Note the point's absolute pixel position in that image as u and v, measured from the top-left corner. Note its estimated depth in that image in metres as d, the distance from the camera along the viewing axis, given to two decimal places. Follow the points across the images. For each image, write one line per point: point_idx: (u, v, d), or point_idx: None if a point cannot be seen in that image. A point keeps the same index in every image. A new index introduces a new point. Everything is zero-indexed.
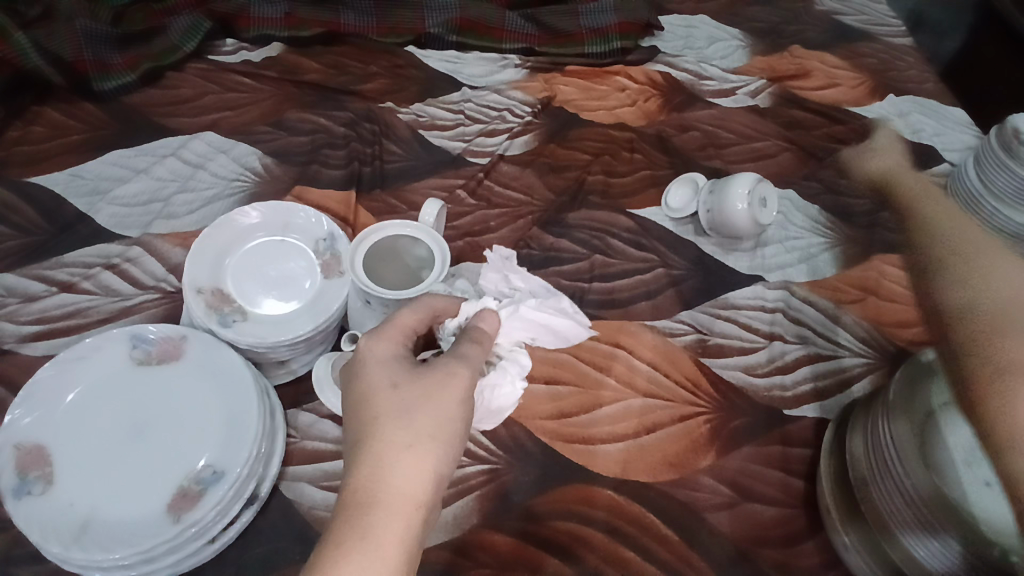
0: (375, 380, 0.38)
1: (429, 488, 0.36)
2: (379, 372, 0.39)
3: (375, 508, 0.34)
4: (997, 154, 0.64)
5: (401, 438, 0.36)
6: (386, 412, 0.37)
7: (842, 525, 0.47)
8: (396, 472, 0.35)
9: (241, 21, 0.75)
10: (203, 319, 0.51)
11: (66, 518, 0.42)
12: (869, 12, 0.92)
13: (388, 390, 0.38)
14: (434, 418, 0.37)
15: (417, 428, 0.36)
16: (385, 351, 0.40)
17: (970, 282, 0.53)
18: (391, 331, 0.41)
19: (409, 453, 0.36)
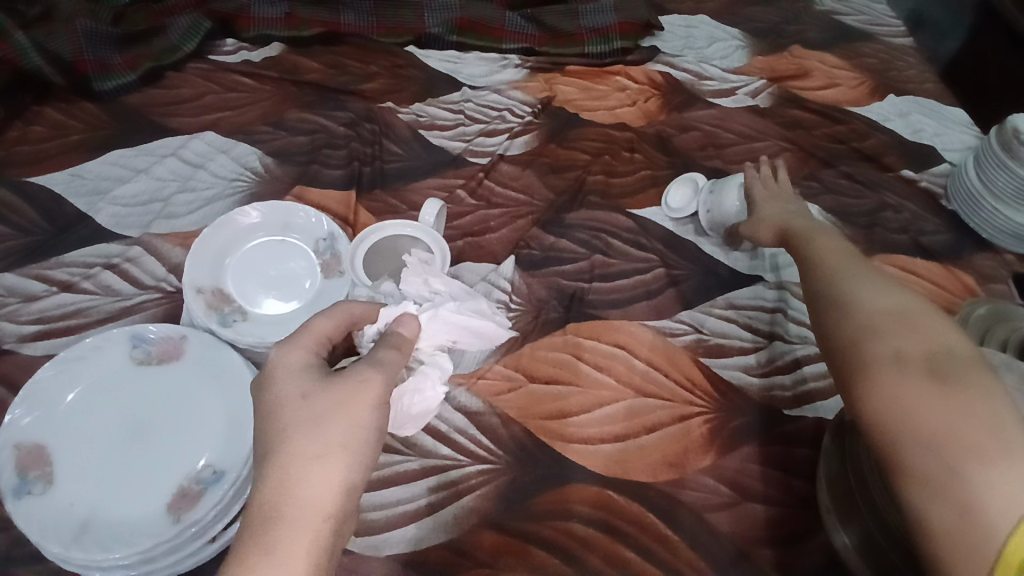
0: (285, 391, 0.38)
1: (338, 500, 0.35)
2: (289, 381, 0.38)
3: (281, 522, 0.33)
4: (997, 153, 0.65)
5: (310, 450, 0.36)
6: (294, 423, 0.36)
7: (841, 524, 0.46)
8: (303, 488, 0.34)
9: (241, 21, 0.75)
10: (203, 319, 0.52)
11: (66, 518, 0.42)
12: (869, 12, 0.92)
13: (297, 399, 0.37)
14: (341, 429, 0.36)
15: (324, 438, 0.36)
16: (295, 359, 0.39)
17: (818, 274, 0.50)
18: (302, 339, 0.40)
19: (316, 466, 0.35)
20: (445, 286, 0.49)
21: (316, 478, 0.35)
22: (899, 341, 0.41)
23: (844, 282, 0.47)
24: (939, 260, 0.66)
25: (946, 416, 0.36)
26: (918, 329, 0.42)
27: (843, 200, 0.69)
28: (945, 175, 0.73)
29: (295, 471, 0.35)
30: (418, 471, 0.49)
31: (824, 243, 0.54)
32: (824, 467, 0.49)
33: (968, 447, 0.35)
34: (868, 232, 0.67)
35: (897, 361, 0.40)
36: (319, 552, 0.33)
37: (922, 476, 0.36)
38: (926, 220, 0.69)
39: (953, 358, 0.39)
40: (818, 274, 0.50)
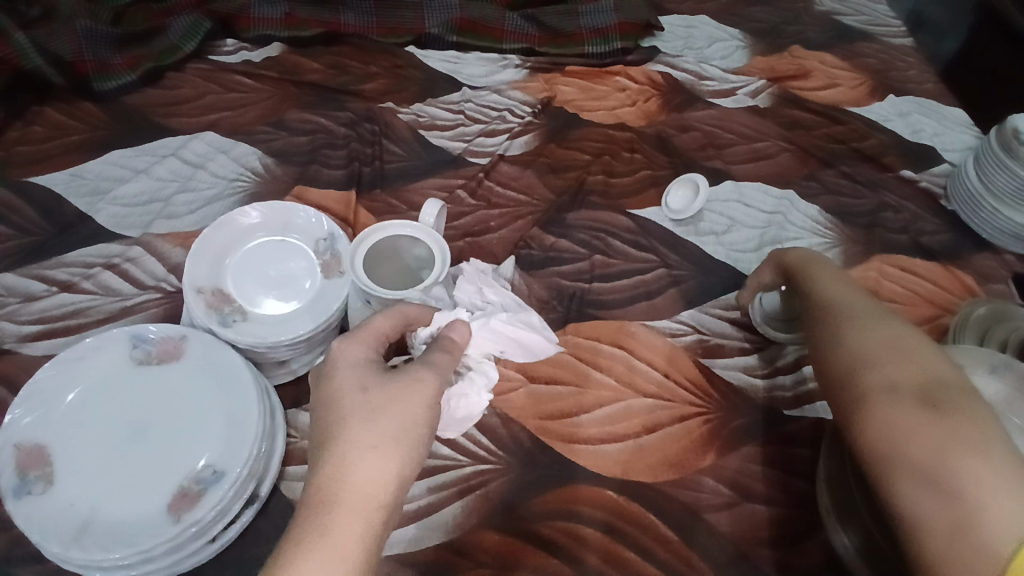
0: (345, 384, 0.39)
1: (389, 488, 0.36)
2: (349, 374, 0.40)
3: (336, 506, 0.34)
4: (997, 154, 0.65)
5: (367, 439, 0.37)
6: (354, 414, 0.38)
7: (842, 526, 0.46)
8: (358, 477, 0.36)
9: (241, 22, 0.75)
10: (203, 319, 0.51)
11: (65, 519, 0.42)
12: (869, 12, 0.92)
13: (354, 393, 0.39)
14: (396, 423, 0.38)
15: (380, 431, 0.37)
16: (355, 355, 0.41)
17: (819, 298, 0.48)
18: (362, 335, 0.42)
19: (369, 455, 0.36)
20: (492, 297, 0.50)
21: (368, 468, 0.36)
22: (892, 368, 0.40)
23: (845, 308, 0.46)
24: (939, 260, 0.66)
25: (938, 442, 0.35)
26: (914, 358, 0.40)
27: (843, 200, 0.69)
28: (944, 174, 0.73)
29: (354, 457, 0.36)
30: (418, 471, 0.49)
31: (834, 273, 0.51)
32: (824, 468, 0.49)
33: (958, 479, 0.34)
34: (868, 232, 0.67)
35: (891, 390, 0.39)
36: (370, 540, 0.35)
37: (913, 500, 0.35)
38: (926, 220, 0.69)
39: (944, 384, 0.38)
40: (818, 298, 0.48)
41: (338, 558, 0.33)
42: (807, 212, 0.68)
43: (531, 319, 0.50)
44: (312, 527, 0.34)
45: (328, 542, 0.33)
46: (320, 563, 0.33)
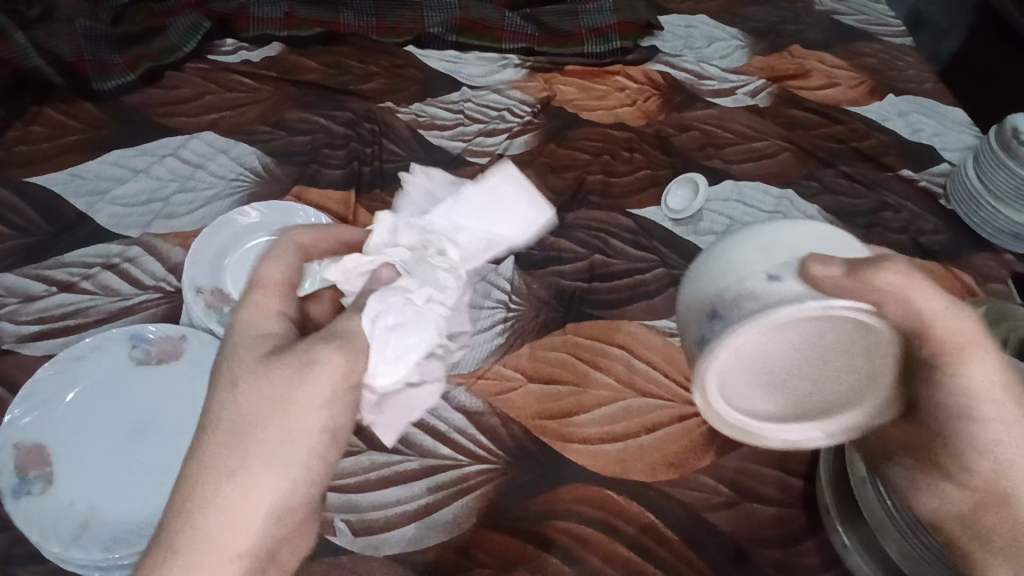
0: (223, 374, 0.38)
1: (256, 521, 0.35)
2: (231, 366, 0.38)
3: (193, 545, 0.33)
4: (997, 154, 0.65)
5: (230, 462, 0.35)
6: (223, 419, 0.36)
7: (841, 524, 0.47)
8: (222, 510, 0.34)
9: (240, 22, 0.75)
10: (203, 319, 0.52)
11: (65, 519, 0.42)
12: (870, 12, 0.91)
13: (228, 394, 0.37)
14: (264, 435, 0.36)
15: (250, 445, 0.36)
16: (254, 324, 0.40)
17: (998, 482, 0.37)
18: (263, 291, 0.41)
19: (235, 461, 0.35)
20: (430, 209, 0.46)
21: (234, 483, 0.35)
22: None
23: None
24: (939, 260, 0.66)
25: None
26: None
27: (843, 200, 0.69)
28: (944, 174, 0.73)
29: (213, 487, 0.35)
30: (418, 470, 0.49)
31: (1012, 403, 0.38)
32: (826, 469, 0.49)
33: None
34: (868, 232, 0.67)
35: None
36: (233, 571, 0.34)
37: None
38: (925, 220, 0.69)
39: None
40: (999, 479, 0.37)
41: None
42: (807, 211, 0.68)
43: (473, 203, 0.46)
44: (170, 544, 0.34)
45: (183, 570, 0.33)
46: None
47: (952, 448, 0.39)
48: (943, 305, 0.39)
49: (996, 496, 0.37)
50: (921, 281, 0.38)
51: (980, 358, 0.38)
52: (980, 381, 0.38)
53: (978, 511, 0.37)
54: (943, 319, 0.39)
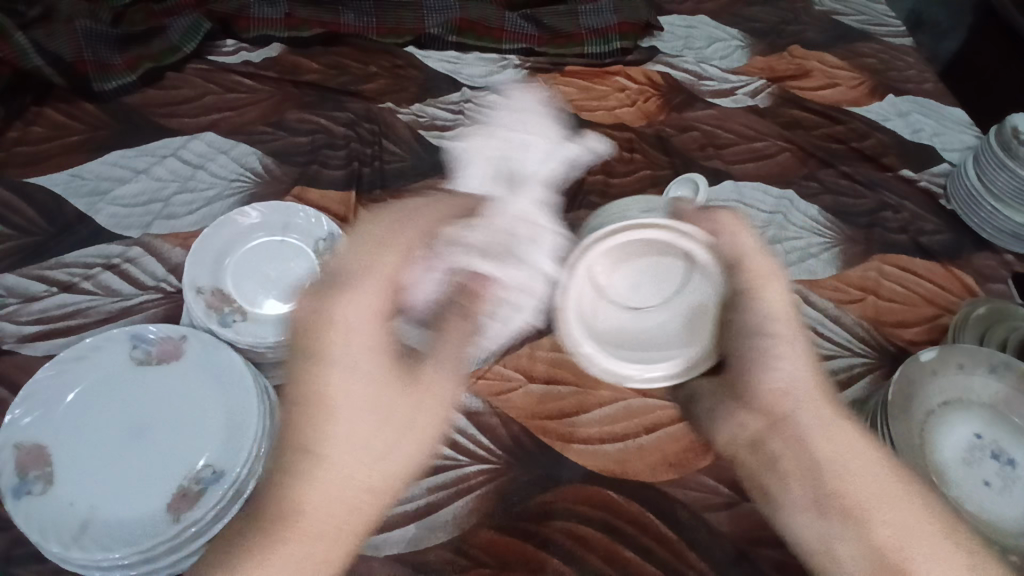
0: (327, 367, 0.43)
1: (382, 490, 0.43)
2: (345, 359, 0.43)
3: (307, 519, 0.40)
4: (996, 154, 0.65)
5: (348, 444, 0.42)
6: (335, 407, 0.42)
7: None
8: (344, 487, 0.41)
9: (241, 22, 0.75)
10: (203, 319, 0.51)
11: (65, 519, 0.42)
12: (869, 12, 0.91)
13: (343, 389, 0.43)
14: (377, 423, 0.43)
15: (363, 446, 0.42)
16: (355, 318, 0.44)
17: (785, 403, 0.44)
18: (379, 287, 0.45)
19: (348, 457, 0.42)
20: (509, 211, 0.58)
21: (342, 477, 0.42)
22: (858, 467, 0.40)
23: (816, 416, 0.43)
24: (939, 260, 0.66)
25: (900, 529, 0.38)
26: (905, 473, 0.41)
27: (843, 200, 0.69)
28: (944, 174, 0.73)
29: (333, 466, 0.41)
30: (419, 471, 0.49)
31: (794, 331, 0.45)
32: None
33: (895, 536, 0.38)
34: (868, 232, 0.67)
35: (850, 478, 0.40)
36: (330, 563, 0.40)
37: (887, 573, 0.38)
38: (925, 221, 0.69)
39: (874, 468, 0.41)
40: (780, 396, 0.44)
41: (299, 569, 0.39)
42: (807, 211, 0.68)
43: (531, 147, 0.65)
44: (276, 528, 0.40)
45: (285, 549, 0.39)
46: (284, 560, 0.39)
47: (740, 376, 0.45)
48: (752, 245, 0.47)
49: (785, 419, 0.43)
50: (745, 228, 0.47)
51: (769, 288, 0.46)
52: (772, 303, 0.45)
53: (767, 429, 0.44)
54: (749, 254, 0.46)
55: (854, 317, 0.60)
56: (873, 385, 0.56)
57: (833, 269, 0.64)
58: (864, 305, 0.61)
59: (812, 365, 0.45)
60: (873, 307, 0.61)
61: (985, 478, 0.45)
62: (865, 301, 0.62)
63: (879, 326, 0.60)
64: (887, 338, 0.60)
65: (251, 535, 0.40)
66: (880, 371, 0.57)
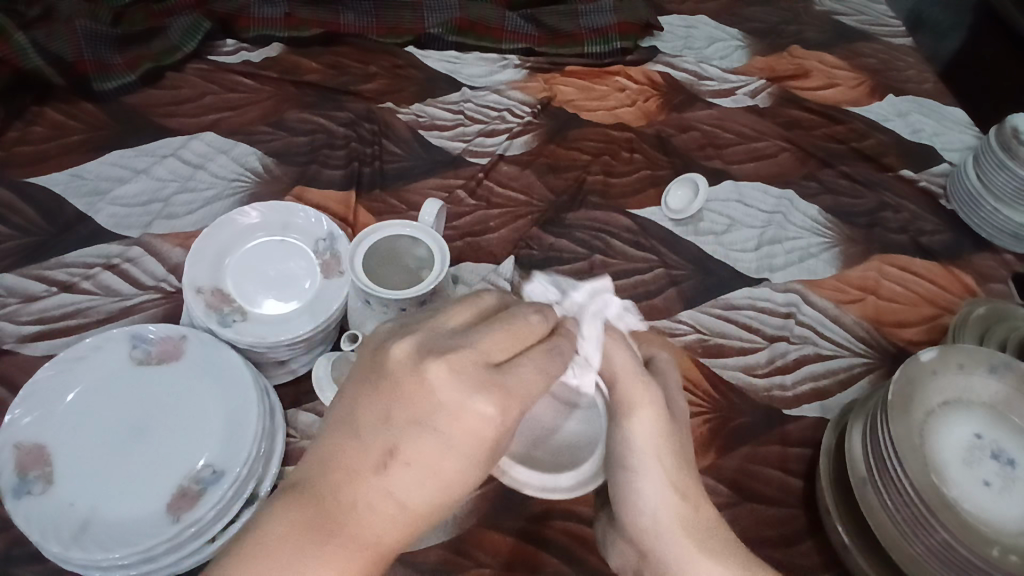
0: (424, 376, 0.32)
1: (416, 511, 0.32)
2: (416, 367, 0.32)
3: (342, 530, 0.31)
4: (997, 154, 0.65)
5: (421, 459, 0.32)
6: (415, 434, 0.32)
7: (842, 526, 0.47)
8: (380, 502, 0.31)
9: (241, 21, 0.75)
10: (203, 319, 0.51)
11: (65, 519, 0.42)
12: (869, 12, 0.92)
13: (445, 413, 0.32)
14: (434, 440, 0.32)
15: (428, 467, 0.32)
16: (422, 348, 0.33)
17: (647, 527, 0.37)
18: (425, 330, 0.34)
19: (416, 486, 0.32)
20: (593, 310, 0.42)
21: (399, 499, 0.31)
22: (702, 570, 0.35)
23: (680, 540, 0.36)
24: (939, 260, 0.66)
25: None
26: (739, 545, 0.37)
27: (843, 200, 0.69)
28: (944, 174, 0.73)
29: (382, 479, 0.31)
30: None
31: (661, 459, 0.37)
32: (827, 475, 0.49)
33: None
34: (868, 232, 0.67)
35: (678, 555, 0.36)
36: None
37: None
38: (925, 220, 0.69)
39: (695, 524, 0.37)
40: (645, 529, 0.37)
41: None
42: (807, 211, 0.68)
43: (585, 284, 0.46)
44: (327, 533, 0.31)
45: (315, 552, 0.30)
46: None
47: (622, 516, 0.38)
48: (633, 370, 0.38)
49: (652, 548, 0.37)
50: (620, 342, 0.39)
51: (641, 411, 0.37)
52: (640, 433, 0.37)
53: (644, 564, 0.38)
54: (619, 374, 0.38)
55: (854, 317, 0.60)
56: (873, 385, 0.56)
57: (833, 269, 0.64)
58: (865, 305, 0.61)
59: (682, 488, 0.37)
60: (873, 307, 0.61)
61: (985, 477, 0.45)
62: (865, 302, 0.62)
63: (879, 327, 0.60)
64: (887, 338, 0.60)
65: (285, 526, 0.31)
66: (880, 371, 0.57)
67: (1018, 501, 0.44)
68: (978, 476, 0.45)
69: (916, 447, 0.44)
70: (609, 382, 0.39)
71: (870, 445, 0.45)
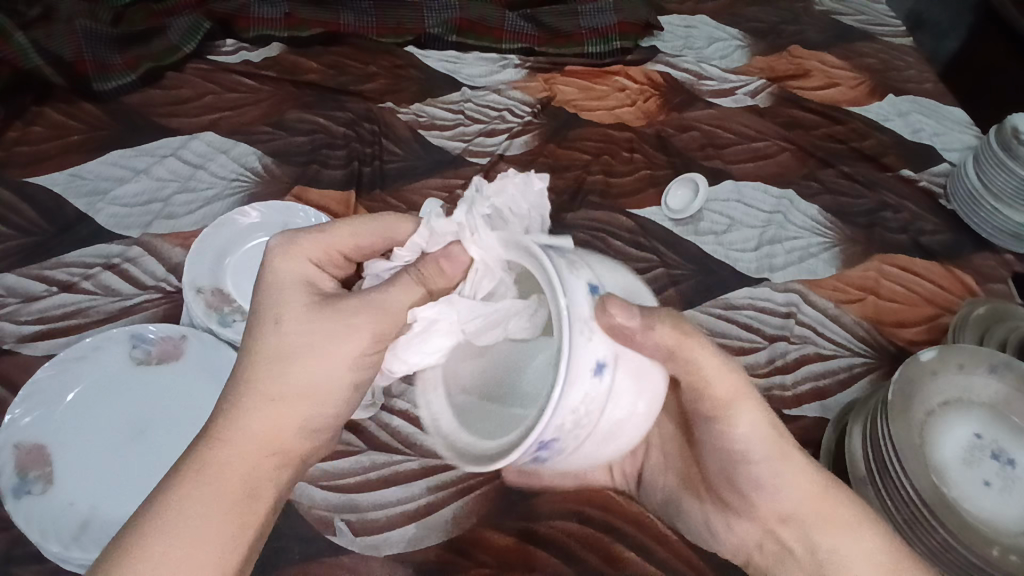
0: (278, 304, 0.39)
1: (284, 434, 0.37)
2: (279, 295, 0.39)
3: (224, 455, 0.36)
4: (996, 153, 0.65)
5: (280, 386, 0.37)
6: (278, 352, 0.38)
7: None
8: (253, 421, 0.37)
9: (241, 22, 0.75)
10: (202, 319, 0.51)
11: (65, 518, 0.42)
12: (870, 12, 0.92)
13: (296, 336, 0.38)
14: (301, 363, 0.38)
15: (290, 389, 0.38)
16: (290, 272, 0.40)
17: (783, 508, 0.41)
18: (304, 247, 0.40)
19: (275, 408, 0.37)
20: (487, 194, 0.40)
21: (269, 424, 0.37)
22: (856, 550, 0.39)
23: (817, 520, 0.40)
24: (939, 260, 0.66)
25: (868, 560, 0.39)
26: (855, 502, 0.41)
27: (843, 200, 0.69)
28: (944, 174, 0.73)
29: (252, 403, 0.37)
30: (419, 471, 0.49)
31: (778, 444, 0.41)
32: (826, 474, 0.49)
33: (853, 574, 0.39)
34: (868, 232, 0.67)
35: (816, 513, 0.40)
36: (244, 532, 0.35)
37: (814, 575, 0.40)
38: (926, 220, 0.69)
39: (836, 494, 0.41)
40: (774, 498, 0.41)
41: (204, 540, 0.33)
42: (807, 211, 0.68)
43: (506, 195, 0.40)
44: (199, 466, 0.35)
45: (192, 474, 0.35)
46: (205, 527, 0.34)
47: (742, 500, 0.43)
48: (717, 363, 0.39)
49: (789, 529, 0.41)
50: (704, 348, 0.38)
51: (742, 416, 0.40)
52: (745, 427, 0.40)
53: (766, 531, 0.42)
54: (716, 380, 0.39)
55: (854, 317, 0.60)
56: (873, 385, 0.56)
57: (833, 269, 0.64)
58: (865, 305, 0.61)
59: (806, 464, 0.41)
60: (873, 307, 0.61)
61: (985, 478, 0.45)
62: (865, 302, 0.62)
63: (879, 327, 0.60)
64: (887, 338, 0.60)
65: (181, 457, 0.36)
66: (880, 371, 0.58)
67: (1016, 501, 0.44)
68: (977, 476, 0.45)
69: (916, 447, 0.44)
70: (700, 378, 0.39)
71: (869, 446, 0.45)
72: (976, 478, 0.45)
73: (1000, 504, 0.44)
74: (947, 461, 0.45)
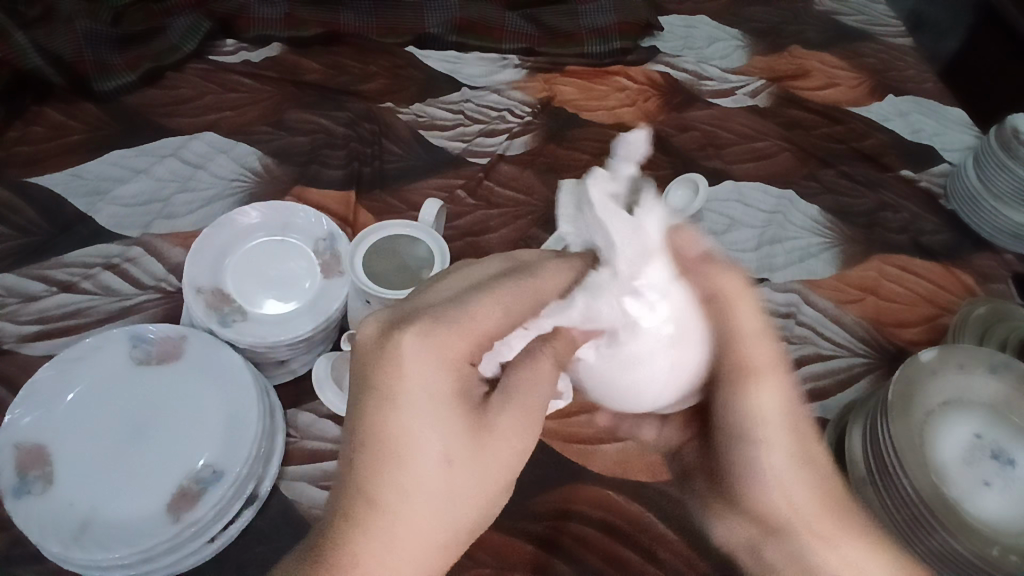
0: (418, 373, 0.35)
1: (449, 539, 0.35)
2: (419, 362, 0.35)
3: (387, 537, 0.34)
4: (997, 154, 0.65)
5: (431, 462, 0.35)
6: (400, 432, 0.35)
7: None
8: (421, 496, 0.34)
9: (241, 22, 0.75)
10: (202, 318, 0.51)
11: (65, 518, 0.42)
12: (869, 12, 0.92)
13: (419, 433, 0.35)
14: (461, 457, 0.35)
15: (445, 466, 0.35)
16: (418, 350, 0.36)
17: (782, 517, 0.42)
18: (455, 318, 0.37)
19: (438, 485, 0.35)
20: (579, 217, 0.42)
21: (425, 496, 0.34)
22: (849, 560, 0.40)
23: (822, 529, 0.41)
24: (939, 260, 0.66)
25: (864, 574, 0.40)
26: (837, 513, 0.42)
27: (844, 200, 0.69)
28: (944, 174, 0.73)
29: (399, 487, 0.34)
30: None
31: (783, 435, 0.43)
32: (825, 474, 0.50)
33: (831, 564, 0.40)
34: (868, 232, 0.67)
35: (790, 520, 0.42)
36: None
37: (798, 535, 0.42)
38: (925, 220, 0.69)
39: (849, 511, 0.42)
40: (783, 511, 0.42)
41: None
42: (807, 211, 0.68)
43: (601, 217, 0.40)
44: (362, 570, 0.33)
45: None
46: None
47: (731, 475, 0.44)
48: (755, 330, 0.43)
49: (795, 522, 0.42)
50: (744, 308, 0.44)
51: (770, 384, 0.43)
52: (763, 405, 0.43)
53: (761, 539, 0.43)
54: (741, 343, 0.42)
55: (854, 317, 0.60)
56: (873, 386, 0.56)
57: (833, 269, 0.64)
58: (864, 305, 0.61)
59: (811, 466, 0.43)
60: (873, 307, 0.61)
61: (985, 477, 0.45)
62: (865, 301, 0.62)
63: (879, 327, 0.60)
64: (887, 338, 0.60)
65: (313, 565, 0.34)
66: (880, 371, 0.57)
67: (1017, 501, 0.44)
68: (978, 476, 0.45)
69: (915, 447, 0.44)
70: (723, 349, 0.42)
71: (870, 445, 0.46)
72: (976, 478, 0.45)
73: (999, 504, 0.44)
74: (948, 462, 0.45)
